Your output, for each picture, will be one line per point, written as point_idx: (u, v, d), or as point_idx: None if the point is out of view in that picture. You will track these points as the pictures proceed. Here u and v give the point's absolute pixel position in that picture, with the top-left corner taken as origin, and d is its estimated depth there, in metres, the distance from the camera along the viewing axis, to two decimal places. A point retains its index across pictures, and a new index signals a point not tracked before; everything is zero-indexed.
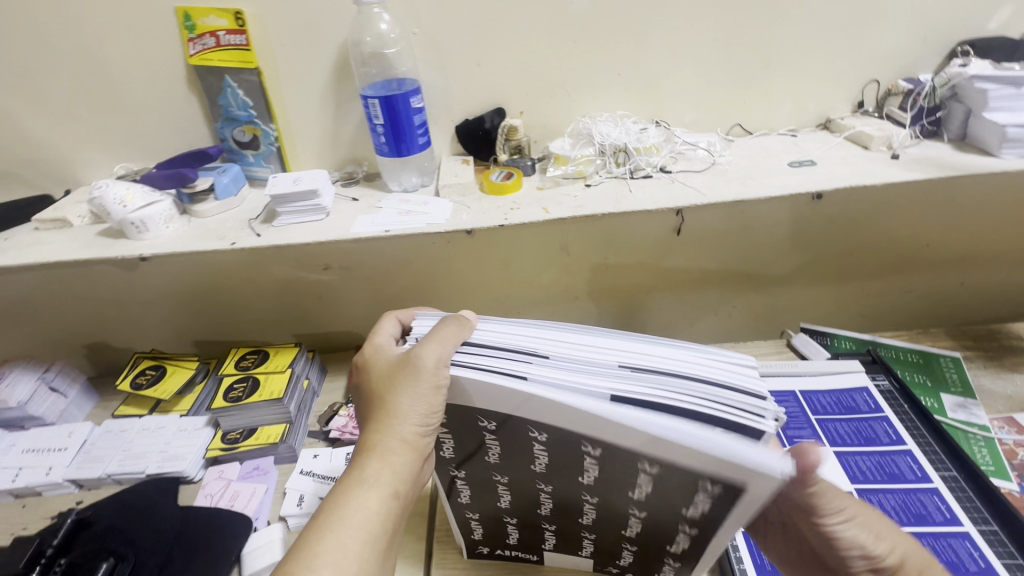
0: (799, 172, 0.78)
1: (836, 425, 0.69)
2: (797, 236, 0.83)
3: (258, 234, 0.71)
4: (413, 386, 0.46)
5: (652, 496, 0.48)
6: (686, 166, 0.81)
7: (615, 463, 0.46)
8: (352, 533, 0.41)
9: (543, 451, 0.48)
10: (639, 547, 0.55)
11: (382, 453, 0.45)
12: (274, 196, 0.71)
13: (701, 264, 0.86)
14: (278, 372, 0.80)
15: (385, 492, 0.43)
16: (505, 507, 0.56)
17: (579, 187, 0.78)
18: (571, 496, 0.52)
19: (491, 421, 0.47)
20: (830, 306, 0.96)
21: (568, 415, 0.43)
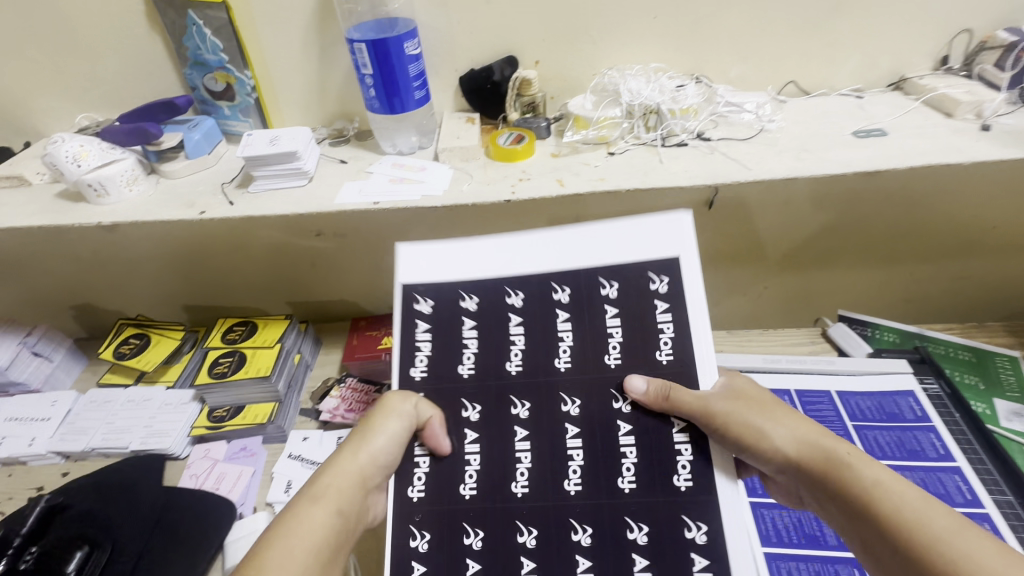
0: (863, 143, 0.67)
1: (876, 434, 0.62)
2: (844, 215, 0.74)
3: (231, 202, 0.63)
4: (335, 468, 0.45)
5: (628, 349, 0.49)
6: (728, 132, 0.69)
7: (583, 300, 0.51)
8: (298, 539, 0.41)
9: (520, 331, 0.51)
10: (653, 531, 0.43)
11: (314, 497, 0.43)
12: (248, 157, 0.62)
13: (730, 243, 0.78)
14: (266, 348, 0.75)
15: (327, 508, 0.43)
16: (469, 500, 0.46)
17: (601, 155, 0.67)
18: (552, 431, 0.47)
19: (472, 296, 0.53)
20: (874, 291, 0.87)
21: (533, 258, 0.53)
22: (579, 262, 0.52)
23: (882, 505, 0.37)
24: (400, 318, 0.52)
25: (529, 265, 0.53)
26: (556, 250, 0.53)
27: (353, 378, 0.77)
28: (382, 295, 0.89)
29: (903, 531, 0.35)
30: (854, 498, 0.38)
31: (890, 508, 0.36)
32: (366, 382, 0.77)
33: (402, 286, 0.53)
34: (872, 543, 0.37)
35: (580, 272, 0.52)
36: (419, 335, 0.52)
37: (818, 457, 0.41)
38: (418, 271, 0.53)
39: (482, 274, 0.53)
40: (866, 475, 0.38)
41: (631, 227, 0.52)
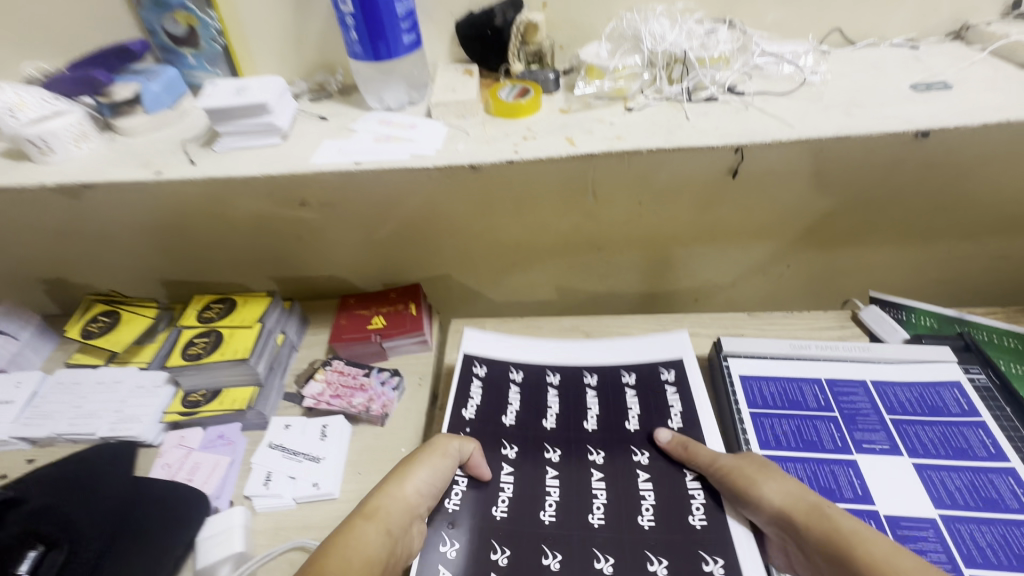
0: (921, 98, 0.59)
1: (917, 430, 0.56)
2: (887, 184, 0.66)
3: (193, 162, 0.56)
4: (391, 487, 0.48)
5: (644, 418, 0.60)
6: (764, 86, 0.62)
7: (608, 390, 0.63)
8: (354, 555, 0.42)
9: (556, 400, 0.63)
10: (670, 563, 0.49)
11: (369, 514, 0.45)
12: (210, 109, 0.54)
13: (753, 216, 0.72)
14: (245, 328, 0.69)
15: (380, 526, 0.45)
16: (501, 521, 0.52)
17: (617, 112, 0.60)
18: (579, 472, 0.56)
19: (520, 370, 0.65)
20: (907, 272, 0.80)
21: (574, 353, 0.67)
22: (606, 358, 0.66)
23: (857, 547, 0.41)
24: (459, 376, 0.65)
25: (565, 357, 0.67)
26: (586, 349, 0.67)
27: (340, 361, 0.71)
28: (373, 270, 0.82)
29: (876, 566, 0.39)
30: (835, 542, 0.42)
31: (864, 550, 0.40)
32: (354, 365, 0.70)
33: (464, 354, 0.67)
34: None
35: (605, 364, 0.65)
36: (473, 387, 0.63)
37: (809, 509, 0.45)
38: (480, 342, 0.68)
39: (535, 356, 0.67)
40: (848, 525, 0.43)
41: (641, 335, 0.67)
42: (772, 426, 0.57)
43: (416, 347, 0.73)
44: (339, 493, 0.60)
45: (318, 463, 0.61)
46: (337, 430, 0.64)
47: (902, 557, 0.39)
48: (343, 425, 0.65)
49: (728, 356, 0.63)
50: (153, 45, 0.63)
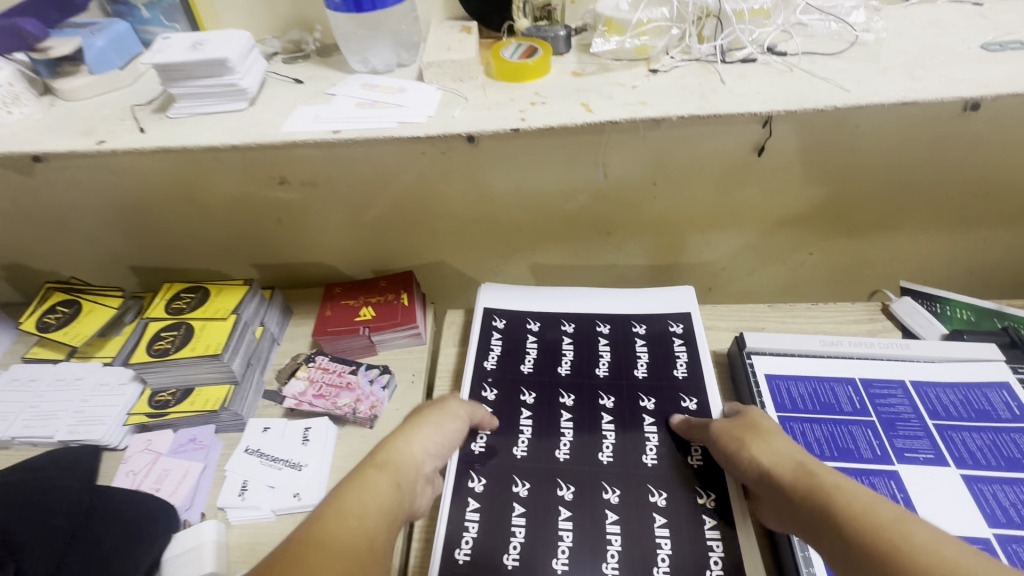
0: (998, 58, 0.49)
1: (964, 437, 0.50)
2: (929, 159, 0.60)
3: (142, 129, 0.49)
4: (397, 439, 0.42)
5: (653, 366, 0.56)
6: (807, 48, 0.53)
7: (620, 338, 0.59)
8: (367, 501, 0.36)
9: (570, 345, 0.59)
10: (670, 496, 0.47)
11: (380, 465, 0.39)
12: (161, 67, 0.47)
13: (778, 199, 0.65)
14: (218, 320, 0.62)
15: (392, 476, 0.39)
16: (521, 459, 0.50)
17: (639, 75, 0.52)
18: (591, 414, 0.53)
19: (537, 321, 0.61)
20: (939, 260, 0.73)
21: (590, 302, 0.63)
22: (617, 308, 0.62)
23: (834, 498, 0.36)
24: (478, 328, 0.61)
25: (582, 302, 0.63)
26: (599, 296, 0.63)
27: (324, 357, 0.64)
28: (361, 255, 0.75)
29: (854, 519, 0.34)
30: (818, 496, 0.37)
31: (845, 505, 0.35)
32: (340, 361, 0.64)
33: (484, 308, 0.62)
34: (832, 544, 0.34)
35: (621, 312, 0.61)
36: (493, 340, 0.59)
37: (794, 467, 0.40)
38: (499, 298, 0.63)
39: (553, 305, 0.62)
40: (834, 480, 0.37)
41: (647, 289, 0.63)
42: (804, 433, 0.51)
43: (409, 341, 0.67)
44: None
45: (299, 471, 0.55)
46: (320, 433, 0.58)
47: (891, 509, 0.34)
48: (327, 427, 0.58)
49: (752, 353, 0.58)
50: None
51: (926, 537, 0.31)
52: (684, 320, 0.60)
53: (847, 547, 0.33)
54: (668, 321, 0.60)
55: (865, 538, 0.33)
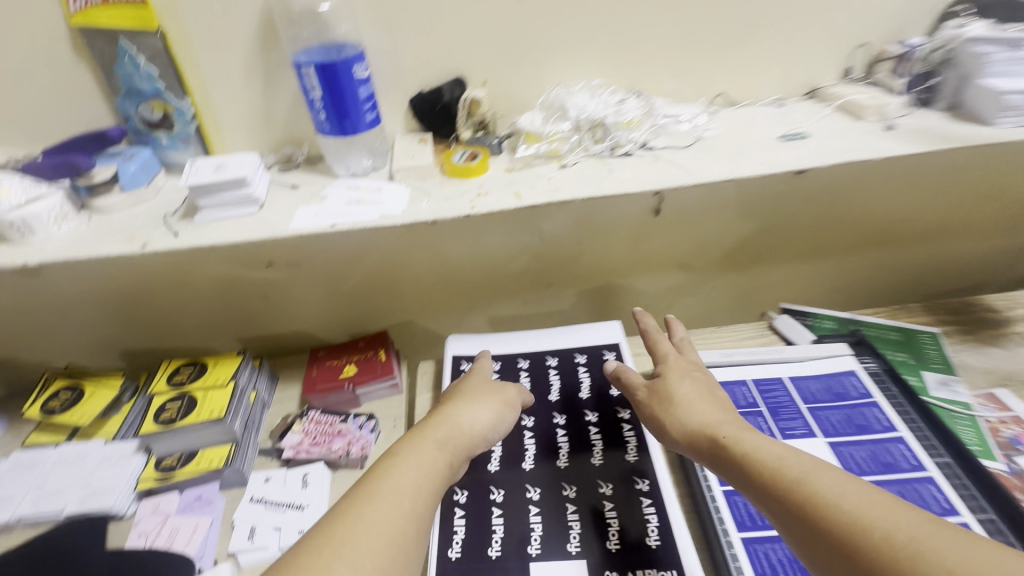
0: (788, 146, 0.71)
1: (827, 414, 0.66)
2: (777, 215, 0.79)
3: (175, 234, 0.62)
4: (452, 419, 0.53)
5: (594, 386, 0.70)
6: (669, 141, 0.73)
7: (566, 367, 0.73)
8: (417, 474, 0.46)
9: (526, 377, 0.72)
10: (615, 484, 0.59)
11: (439, 442, 0.50)
12: (192, 187, 0.61)
13: (675, 250, 0.83)
14: (218, 388, 0.71)
15: (446, 455, 0.49)
16: (495, 472, 0.61)
17: (553, 168, 0.70)
18: (547, 430, 0.65)
19: (498, 361, 0.74)
20: (808, 285, 0.93)
21: (541, 341, 0.76)
22: (562, 343, 0.76)
23: (754, 461, 0.45)
24: (448, 373, 0.73)
25: (534, 341, 0.76)
26: (546, 334, 0.77)
27: (316, 411, 0.73)
28: (340, 323, 0.86)
29: (774, 481, 0.43)
30: (741, 459, 0.46)
31: (762, 473, 0.44)
32: (330, 413, 0.73)
33: (452, 355, 0.75)
34: (765, 509, 0.43)
35: (566, 345, 0.76)
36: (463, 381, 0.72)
37: (709, 430, 0.50)
38: (464, 346, 0.76)
39: (509, 346, 0.76)
40: (745, 450, 0.47)
41: (583, 325, 0.78)
42: None
43: (389, 392, 0.78)
44: None
45: (302, 510, 0.63)
46: (318, 477, 0.66)
47: (795, 471, 0.43)
48: (323, 472, 0.67)
49: None
50: (131, 128, 0.68)
51: (829, 494, 0.40)
52: (615, 347, 0.75)
53: (777, 503, 0.42)
54: (602, 350, 0.74)
55: (788, 497, 0.41)
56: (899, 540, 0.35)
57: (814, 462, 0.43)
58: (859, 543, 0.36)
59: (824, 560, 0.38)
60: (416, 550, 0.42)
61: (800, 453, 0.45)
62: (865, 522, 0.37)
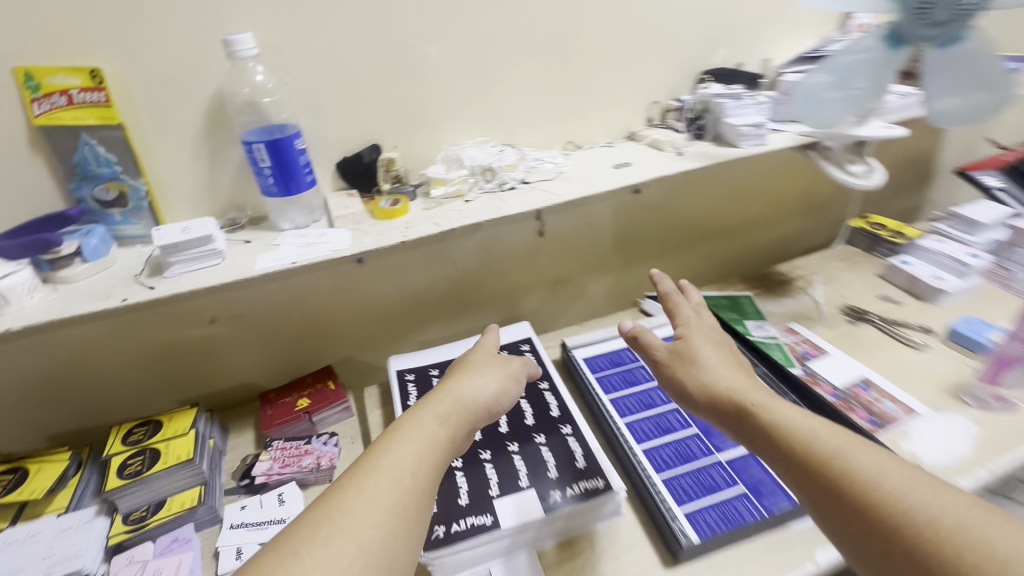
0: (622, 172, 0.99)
1: None
2: (627, 225, 1.05)
3: (152, 287, 0.74)
4: (457, 398, 0.60)
5: None
6: (541, 176, 0.96)
7: None
8: (418, 449, 0.53)
9: None
10: (546, 434, 0.76)
11: (443, 419, 0.57)
12: (164, 246, 0.73)
13: (561, 263, 1.06)
14: (179, 437, 0.76)
15: (448, 429, 0.56)
16: None
17: (460, 204, 0.89)
18: None
19: (437, 368, 0.90)
20: (665, 279, 1.19)
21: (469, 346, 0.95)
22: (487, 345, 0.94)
23: (783, 431, 0.51)
24: (395, 386, 0.86)
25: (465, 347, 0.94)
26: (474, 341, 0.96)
27: (279, 441, 0.81)
28: (283, 370, 0.94)
29: (805, 453, 0.49)
30: (769, 427, 0.53)
31: (792, 440, 0.50)
32: (292, 440, 0.82)
33: (395, 369, 0.90)
34: (793, 476, 0.49)
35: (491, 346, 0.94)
36: (411, 386, 0.86)
37: (730, 392, 0.58)
38: (405, 363, 0.91)
39: (442, 355, 0.93)
40: (772, 418, 0.53)
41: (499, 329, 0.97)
42: (609, 379, 0.86)
43: (342, 415, 0.88)
44: None
45: (283, 523, 0.71)
46: (292, 494, 0.74)
47: (829, 447, 0.48)
48: (296, 489, 0.75)
49: (572, 348, 0.93)
50: (84, 209, 0.78)
51: (868, 473, 0.44)
52: (529, 340, 0.95)
53: (812, 475, 0.47)
54: (520, 344, 0.94)
55: (818, 469, 0.47)
56: (944, 525, 0.39)
57: (849, 439, 0.48)
58: (898, 522, 0.41)
59: (852, 526, 0.43)
60: (416, 517, 0.48)
61: (837, 429, 0.50)
62: (906, 505, 0.41)
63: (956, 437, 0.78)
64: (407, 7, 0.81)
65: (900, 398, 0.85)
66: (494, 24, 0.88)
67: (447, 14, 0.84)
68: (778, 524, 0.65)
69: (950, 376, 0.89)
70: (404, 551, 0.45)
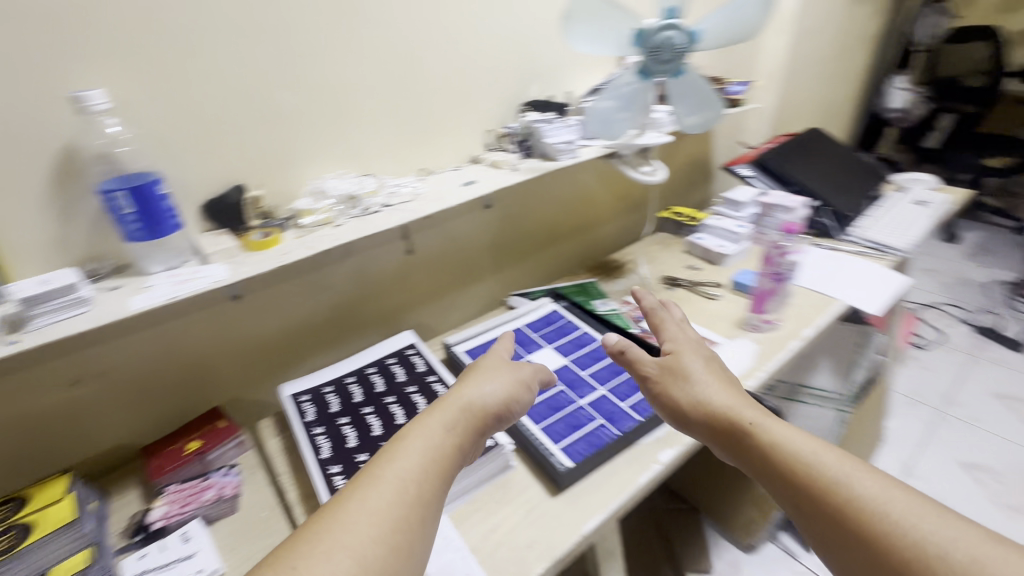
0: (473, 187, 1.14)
1: (547, 332, 1.08)
2: (484, 235, 1.21)
3: (17, 341, 0.68)
4: (466, 408, 0.62)
5: (407, 373, 0.98)
6: (401, 199, 1.07)
7: (384, 368, 0.99)
8: (422, 458, 0.54)
9: (356, 386, 0.95)
10: None
11: (450, 429, 0.59)
12: (23, 299, 0.70)
13: (434, 276, 1.18)
14: (55, 504, 0.72)
15: (454, 439, 0.59)
16: (354, 446, 0.83)
17: (331, 228, 0.97)
18: (383, 409, 0.89)
19: (330, 384, 0.96)
20: (526, 279, 1.38)
21: (358, 359, 1.02)
22: (375, 356, 1.03)
23: (785, 454, 0.57)
24: (288, 408, 0.90)
25: (354, 361, 1.01)
26: (362, 354, 1.03)
27: (174, 485, 0.81)
28: (166, 421, 0.92)
29: (810, 481, 0.54)
30: (767, 450, 0.59)
31: (791, 461, 0.56)
32: (189, 481, 0.82)
33: (285, 395, 0.93)
34: (795, 499, 0.55)
35: (379, 355, 1.03)
36: (306, 405, 0.91)
37: (725, 411, 0.65)
38: (297, 387, 0.95)
39: (333, 373, 0.98)
40: (771, 439, 0.59)
41: (384, 341, 1.06)
42: None
43: (238, 450, 0.89)
44: (223, 568, 0.71)
45: (192, 557, 0.71)
46: (196, 531, 0.75)
47: (835, 475, 0.53)
48: (199, 525, 0.75)
49: (453, 345, 1.06)
50: None
51: (872, 500, 0.50)
52: (413, 344, 1.05)
53: (814, 498, 0.53)
54: (405, 350, 1.04)
55: (822, 494, 0.52)
56: (951, 559, 0.44)
57: (851, 465, 0.53)
58: (906, 555, 0.46)
59: (858, 550, 0.49)
60: (416, 529, 0.50)
61: (841, 456, 0.55)
62: (915, 537, 0.46)
63: (741, 348, 1.06)
64: (255, 60, 0.89)
65: (705, 334, 1.12)
66: (340, 72, 0.99)
67: (295, 66, 0.94)
68: (629, 441, 0.83)
69: (737, 314, 1.18)
70: (407, 560, 0.47)
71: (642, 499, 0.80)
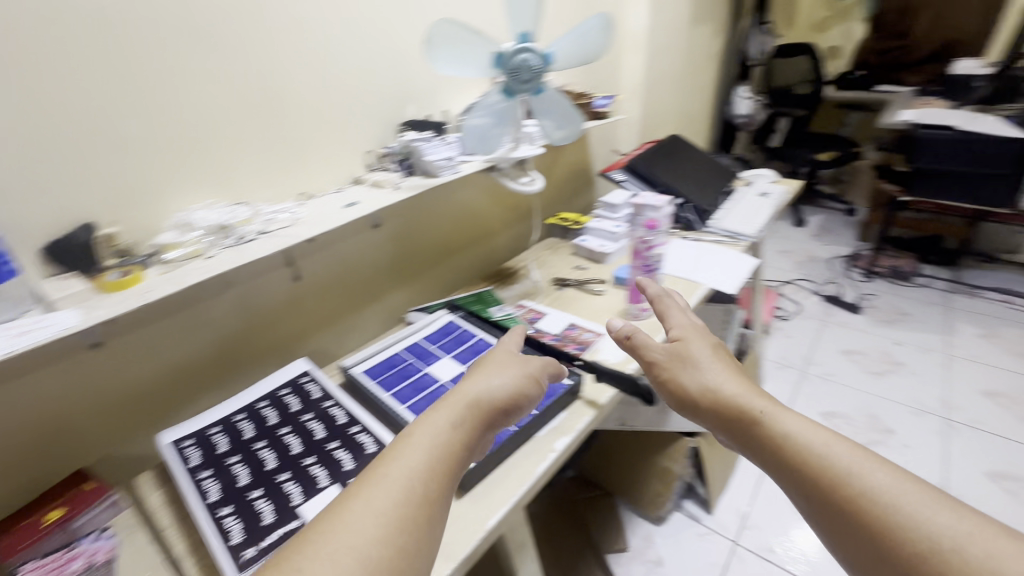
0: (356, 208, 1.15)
1: (445, 343, 1.11)
2: (374, 255, 1.22)
3: None
4: (474, 400, 0.61)
5: (302, 401, 0.95)
6: (279, 225, 1.04)
7: (277, 400, 0.96)
8: (430, 451, 0.52)
9: (246, 422, 0.91)
10: (338, 440, 0.86)
11: (456, 421, 0.57)
12: None
13: (326, 301, 1.16)
14: None
15: (463, 433, 0.57)
16: (245, 484, 0.79)
17: (200, 261, 0.92)
18: (277, 441, 0.86)
19: (216, 425, 0.90)
20: (423, 294, 1.40)
21: (248, 394, 0.97)
22: (266, 388, 0.99)
23: (796, 444, 0.57)
24: (167, 457, 0.83)
25: (243, 396, 0.97)
26: (251, 389, 0.99)
27: (31, 561, 0.71)
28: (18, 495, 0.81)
29: (823, 475, 0.53)
30: (778, 442, 0.59)
31: (803, 451, 0.56)
32: (51, 555, 0.73)
33: (164, 445, 0.86)
34: (806, 492, 0.55)
35: (271, 387, 0.99)
36: (189, 450, 0.85)
37: (733, 399, 0.66)
38: (177, 434, 0.88)
39: (219, 414, 0.93)
40: (784, 429, 0.59)
41: (276, 372, 1.03)
42: (385, 380, 1.01)
43: (112, 511, 0.81)
44: None
45: None
46: None
47: (847, 470, 0.52)
48: None
49: (350, 367, 1.05)
50: None
51: (886, 496, 0.49)
52: (308, 372, 1.03)
53: (824, 491, 0.53)
54: (299, 378, 1.01)
55: (834, 489, 0.52)
56: (970, 560, 0.43)
57: (864, 458, 0.53)
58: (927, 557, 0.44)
59: (871, 546, 0.48)
60: (422, 528, 0.47)
61: (856, 449, 0.54)
62: (934, 537, 0.45)
63: None
64: (97, 90, 0.83)
65: (592, 327, 1.21)
66: (199, 99, 0.95)
67: (145, 92, 0.89)
68: (526, 435, 0.89)
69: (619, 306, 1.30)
70: (411, 563, 0.44)
71: (543, 486, 0.85)
